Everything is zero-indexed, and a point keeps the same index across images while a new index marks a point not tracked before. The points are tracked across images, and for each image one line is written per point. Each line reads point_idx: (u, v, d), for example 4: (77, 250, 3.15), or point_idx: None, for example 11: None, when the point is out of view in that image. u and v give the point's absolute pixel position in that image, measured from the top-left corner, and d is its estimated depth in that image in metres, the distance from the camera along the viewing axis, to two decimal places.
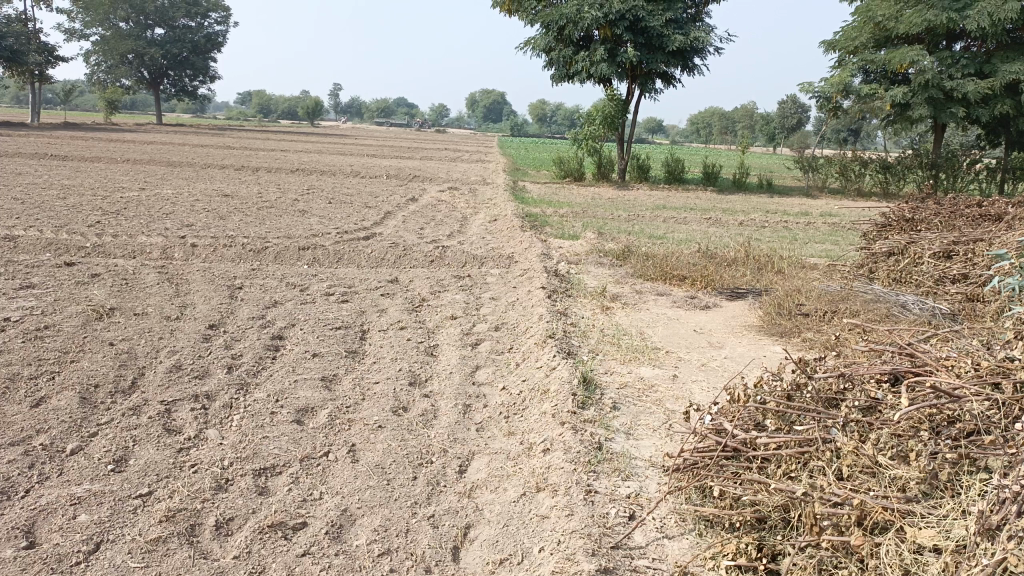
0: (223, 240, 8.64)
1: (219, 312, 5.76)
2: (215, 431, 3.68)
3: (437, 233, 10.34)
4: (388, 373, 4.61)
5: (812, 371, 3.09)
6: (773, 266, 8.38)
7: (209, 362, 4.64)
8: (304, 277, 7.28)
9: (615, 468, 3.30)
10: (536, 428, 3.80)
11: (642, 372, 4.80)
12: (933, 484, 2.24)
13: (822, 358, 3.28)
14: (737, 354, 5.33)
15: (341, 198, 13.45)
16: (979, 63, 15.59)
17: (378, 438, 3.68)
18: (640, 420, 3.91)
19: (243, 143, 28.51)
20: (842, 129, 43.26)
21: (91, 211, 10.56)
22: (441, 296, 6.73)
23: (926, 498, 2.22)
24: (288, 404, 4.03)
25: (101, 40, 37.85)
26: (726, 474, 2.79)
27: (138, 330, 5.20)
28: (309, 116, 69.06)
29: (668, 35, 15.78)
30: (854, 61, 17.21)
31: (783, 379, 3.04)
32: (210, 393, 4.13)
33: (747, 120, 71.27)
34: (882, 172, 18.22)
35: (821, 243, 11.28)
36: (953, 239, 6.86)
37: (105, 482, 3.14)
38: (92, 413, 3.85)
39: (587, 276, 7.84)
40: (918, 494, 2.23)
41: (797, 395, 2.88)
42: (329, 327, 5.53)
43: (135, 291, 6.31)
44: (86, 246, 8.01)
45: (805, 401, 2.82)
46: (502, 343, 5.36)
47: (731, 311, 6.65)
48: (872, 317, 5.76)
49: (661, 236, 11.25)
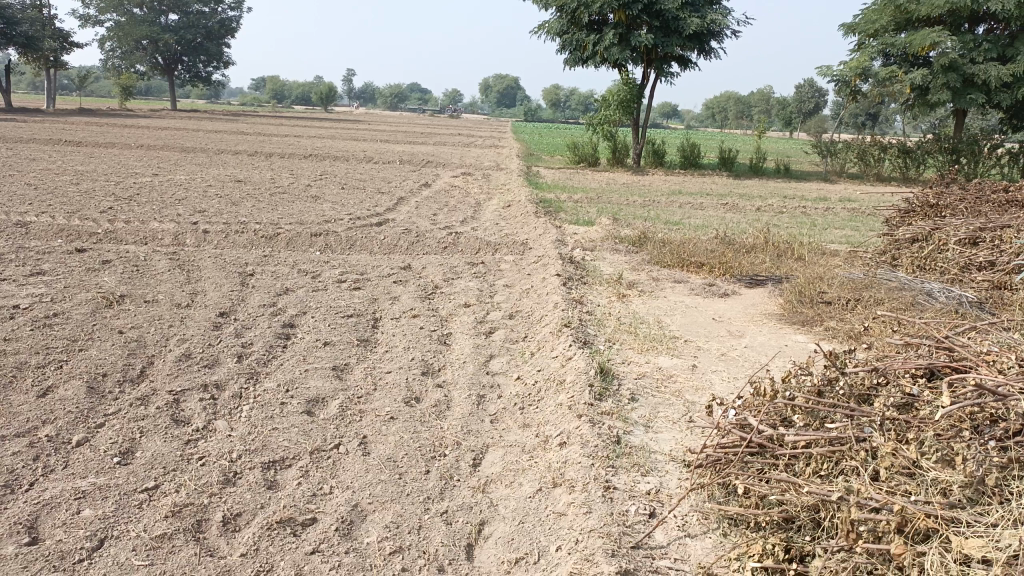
0: (235, 226, 8.57)
1: (230, 300, 5.68)
2: (223, 422, 3.60)
3: (450, 219, 10.22)
4: (399, 362, 4.52)
5: (843, 364, 2.95)
6: (793, 253, 8.21)
7: (219, 350, 4.57)
8: (316, 264, 7.19)
9: (634, 463, 3.19)
10: (552, 420, 3.69)
11: (660, 362, 4.68)
12: (980, 489, 2.11)
13: (851, 351, 3.14)
14: (758, 344, 5.19)
15: (354, 184, 13.35)
16: (1002, 46, 15.25)
17: (389, 430, 3.59)
18: (659, 412, 3.79)
19: (257, 128, 28.42)
20: (860, 114, 42.60)
21: (103, 197, 10.52)
22: (454, 283, 6.62)
23: (972, 504, 2.09)
24: (298, 394, 3.95)
25: (116, 26, 37.82)
26: (752, 472, 2.67)
27: (148, 318, 5.13)
28: (322, 102, 68.88)
29: (683, 17, 15.53)
30: (874, 44, 16.90)
31: (812, 372, 2.91)
32: (219, 383, 4.05)
33: (764, 105, 70.58)
34: (901, 157, 17.91)
35: (840, 229, 11.08)
36: (980, 226, 6.66)
37: (111, 475, 3.07)
38: (99, 403, 3.78)
39: (602, 263, 7.71)
40: (963, 499, 2.10)
41: (827, 390, 2.75)
42: (341, 314, 5.45)
43: (146, 278, 6.24)
44: (98, 233, 7.96)
45: (836, 396, 2.70)
46: (516, 332, 5.25)
47: (751, 299, 6.50)
48: (896, 306, 5.61)
49: (678, 222, 11.08)
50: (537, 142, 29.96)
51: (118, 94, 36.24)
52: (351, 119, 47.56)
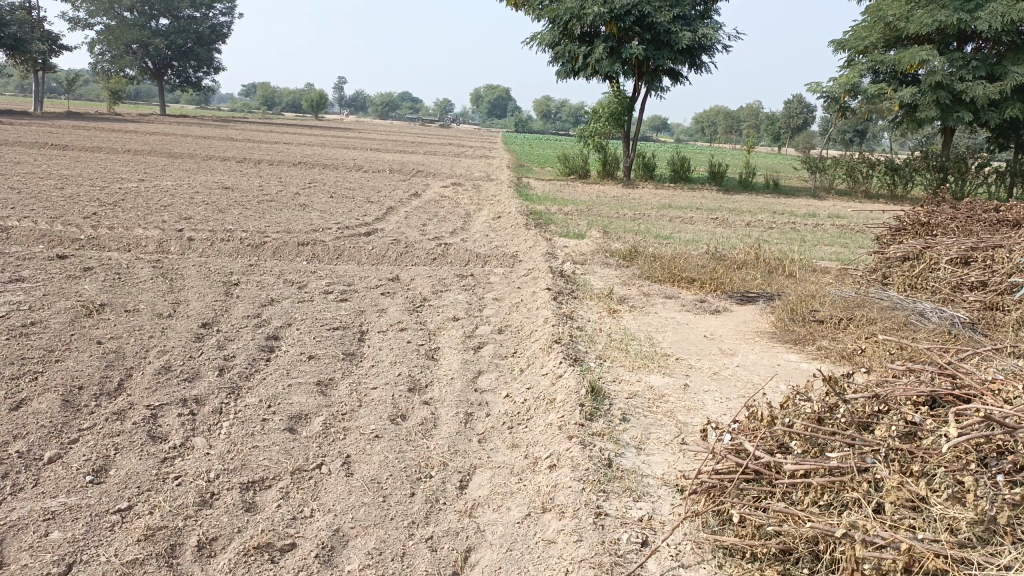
0: (221, 234, 8.44)
1: (213, 310, 5.56)
2: (202, 439, 3.48)
3: (439, 230, 10.12)
4: (386, 378, 4.42)
5: (842, 390, 2.88)
6: (784, 269, 8.17)
7: (201, 363, 4.45)
8: (302, 273, 7.07)
9: (626, 488, 3.09)
10: (542, 441, 3.60)
11: (652, 380, 4.60)
12: (991, 527, 2.04)
13: (850, 376, 3.07)
14: (750, 363, 5.12)
15: (343, 192, 13.25)
16: (991, 66, 15.33)
17: (374, 449, 3.49)
18: (651, 433, 3.71)
19: (246, 134, 28.28)
20: (848, 130, 42.86)
21: (88, 202, 10.36)
22: (443, 296, 6.52)
23: (982, 543, 2.02)
24: (281, 410, 3.84)
25: (106, 29, 37.60)
26: (748, 500, 2.58)
27: (127, 328, 5.00)
28: (312, 109, 68.71)
29: (675, 31, 15.55)
30: (864, 61, 16.99)
31: (810, 397, 2.83)
32: (199, 397, 3.94)
33: (753, 119, 71.06)
34: (889, 174, 17.99)
35: (830, 245, 11.07)
36: (971, 245, 6.61)
37: (82, 495, 2.94)
38: (74, 417, 3.65)
39: (593, 277, 7.64)
40: (972, 538, 2.03)
41: (828, 417, 2.67)
42: (326, 327, 5.34)
43: (127, 286, 6.11)
44: (81, 239, 7.82)
45: (836, 424, 2.62)
46: (505, 347, 5.16)
47: (742, 316, 6.44)
48: (888, 326, 5.55)
49: (668, 236, 11.04)
50: (527, 153, 29.94)
51: (107, 98, 35.99)
52: (341, 126, 47.47)
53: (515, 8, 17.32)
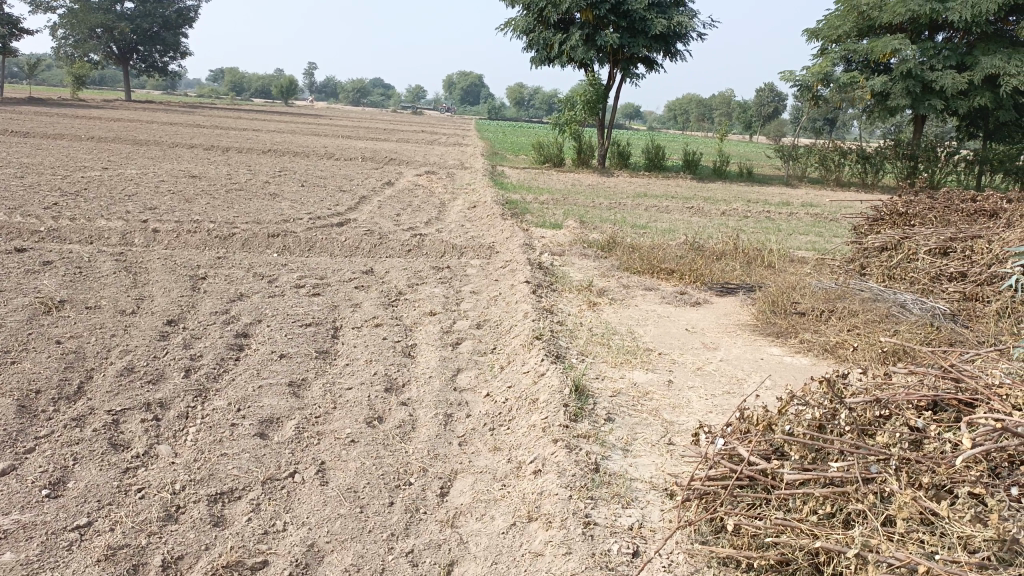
0: (188, 225, 8.18)
1: (179, 306, 5.34)
2: (167, 446, 3.31)
3: (414, 220, 9.92)
4: (361, 378, 4.24)
5: (839, 393, 2.79)
6: (763, 260, 8.11)
7: (165, 364, 4.24)
8: (273, 267, 6.86)
9: (615, 494, 2.97)
10: (525, 444, 3.47)
11: (635, 376, 4.48)
12: (1012, 548, 1.93)
13: (846, 378, 2.98)
14: (734, 357, 5.04)
15: (314, 181, 12.96)
16: (960, 55, 15.38)
17: (350, 455, 3.33)
18: (637, 434, 3.59)
19: (215, 121, 27.67)
20: (819, 118, 43.03)
21: (49, 192, 10.01)
22: (418, 289, 6.35)
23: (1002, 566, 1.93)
24: (251, 414, 3.66)
25: (68, 12, 36.49)
26: (743, 508, 2.48)
27: (89, 326, 4.78)
28: (282, 96, 67.58)
29: (650, 18, 15.42)
30: (836, 50, 17.01)
31: (809, 401, 2.73)
32: (164, 401, 3.75)
33: (724, 107, 71.36)
34: (861, 163, 18.07)
35: (805, 235, 11.05)
36: (950, 236, 6.54)
37: (37, 511, 2.75)
38: (30, 424, 3.44)
39: (571, 268, 7.52)
40: (994, 561, 1.94)
41: (829, 424, 2.57)
42: (299, 323, 5.15)
43: (89, 281, 5.86)
44: (41, 231, 7.52)
45: (840, 431, 2.52)
46: (484, 343, 5.02)
47: (723, 308, 6.36)
48: (871, 318, 5.48)
49: (645, 226, 10.95)
50: (501, 141, 29.67)
51: (70, 83, 35.05)
52: (311, 113, 46.82)
53: None
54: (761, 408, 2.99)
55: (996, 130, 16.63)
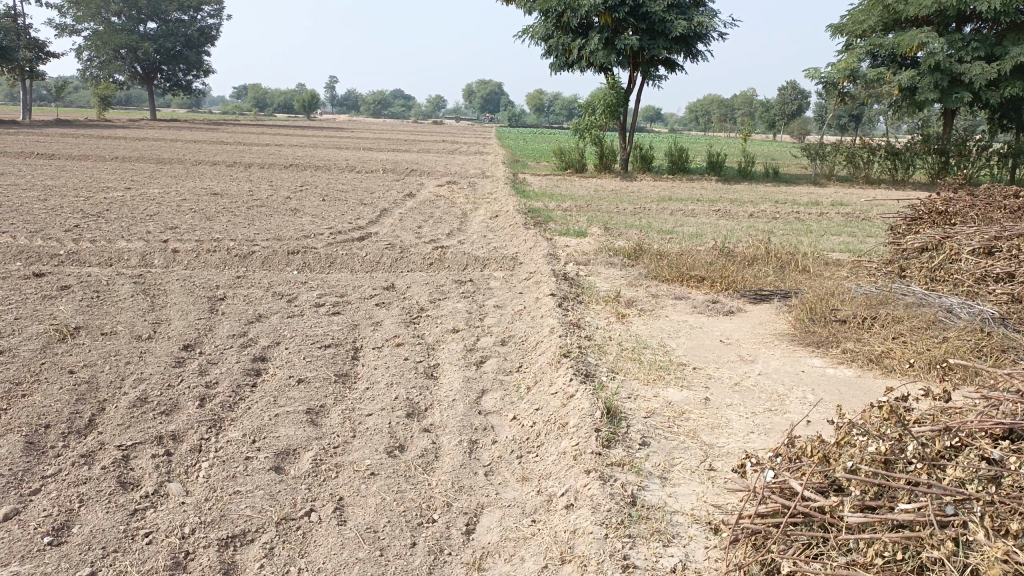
0: (208, 244, 8.09)
1: (196, 330, 5.20)
2: (177, 484, 3.15)
3: (435, 232, 9.76)
4: (381, 403, 4.05)
5: (902, 420, 2.55)
6: (797, 264, 7.82)
7: (179, 393, 4.08)
8: (292, 285, 6.72)
9: (654, 531, 2.74)
10: (555, 474, 3.26)
11: (669, 395, 4.24)
12: None
13: (906, 404, 2.73)
14: (773, 370, 4.78)
15: (335, 195, 12.85)
16: (990, 46, 14.92)
17: (369, 490, 3.14)
18: (675, 460, 3.37)
19: (238, 137, 27.81)
20: (844, 116, 42.15)
21: (71, 214, 10.00)
22: (441, 305, 6.17)
23: None
24: (266, 446, 3.48)
25: (93, 35, 36.98)
26: (798, 549, 2.23)
27: (103, 354, 4.65)
28: (304, 110, 68.12)
29: (670, 20, 15.16)
30: (861, 45, 16.62)
31: (869, 430, 2.50)
32: (176, 433, 3.59)
33: (747, 107, 70.53)
34: (890, 158, 17.43)
35: (838, 236, 10.70)
36: (995, 234, 6.17)
37: (38, 561, 2.59)
38: (37, 463, 3.30)
39: (598, 278, 7.29)
40: None
41: (895, 458, 2.33)
42: (317, 345, 4.99)
43: (106, 306, 5.75)
44: (60, 254, 7.46)
45: (907, 466, 2.29)
46: (509, 361, 4.82)
47: (758, 317, 6.09)
48: (917, 325, 5.20)
49: (671, 231, 10.69)
50: (523, 148, 29.47)
51: (96, 104, 35.46)
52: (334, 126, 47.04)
53: (505, 1, 16.91)
54: (813, 436, 2.76)
55: None
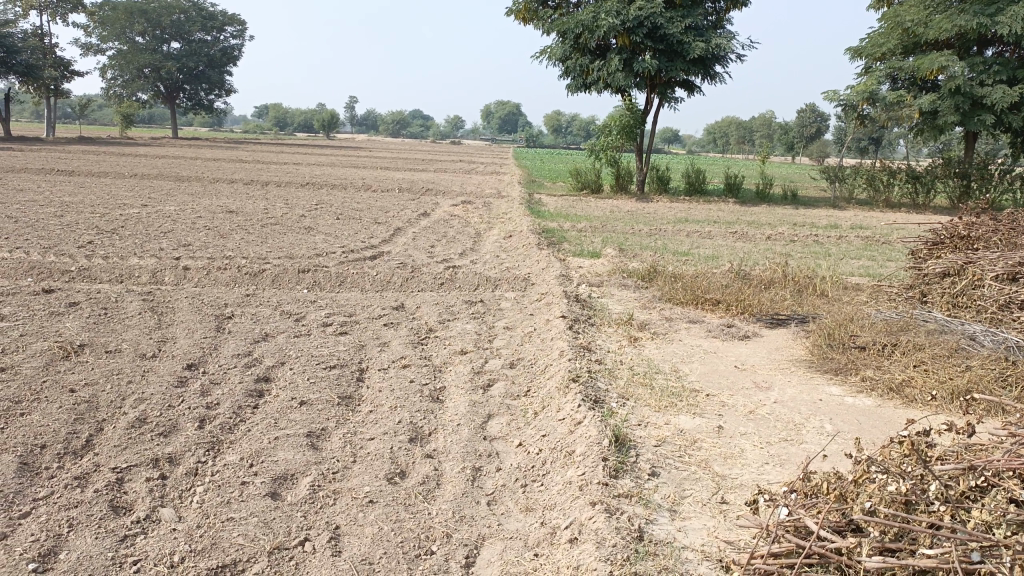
0: (219, 262, 8.05)
1: (201, 349, 5.13)
2: (170, 509, 3.06)
3: (448, 251, 9.71)
4: (384, 427, 3.95)
5: (926, 458, 2.41)
6: (815, 288, 7.68)
7: (179, 414, 4.00)
8: (301, 304, 6.66)
9: (662, 568, 2.62)
10: (560, 505, 3.14)
11: (681, 422, 4.12)
12: None
13: (929, 441, 2.58)
14: (789, 398, 4.64)
15: (350, 213, 12.85)
16: (1012, 69, 14.71)
17: (367, 518, 3.03)
18: (685, 491, 3.24)
19: (257, 156, 28.00)
20: (863, 139, 41.83)
21: (86, 230, 10.04)
22: (450, 326, 6.08)
23: None
24: (263, 470, 3.39)
25: (118, 55, 37.53)
26: None
27: (106, 372, 4.60)
28: (323, 129, 68.73)
29: (688, 42, 15.12)
30: (881, 68, 16.47)
31: (889, 467, 2.37)
32: (173, 456, 3.51)
33: (765, 129, 70.36)
34: (911, 182, 17.24)
35: (857, 260, 10.52)
36: (1019, 260, 5.99)
37: None
38: (30, 484, 3.22)
39: (610, 300, 7.18)
40: None
41: (918, 501, 2.20)
42: (322, 365, 4.90)
43: (113, 323, 5.71)
44: (72, 270, 7.46)
45: (930, 510, 2.17)
46: (517, 385, 4.71)
47: (774, 342, 5.95)
48: (939, 353, 5.06)
49: (687, 253, 10.57)
50: (540, 168, 29.52)
51: (119, 122, 35.89)
52: (352, 146, 47.39)
53: (523, 22, 16.95)
54: (829, 473, 2.64)
55: None
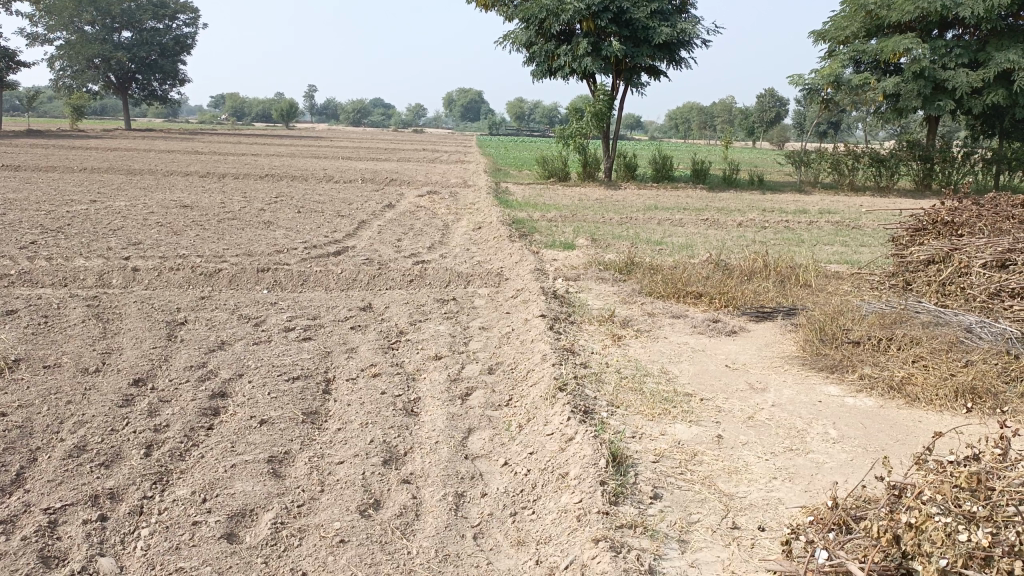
0: (172, 262, 7.54)
1: (150, 361, 4.69)
2: (111, 559, 2.67)
3: (415, 245, 9.29)
4: (354, 449, 3.57)
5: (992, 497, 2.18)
6: (797, 278, 7.43)
7: (122, 440, 3.57)
8: (260, 307, 6.20)
9: None
10: (557, 539, 2.82)
11: (677, 432, 3.81)
12: None
13: (986, 472, 2.32)
14: (787, 400, 4.36)
15: (311, 206, 12.32)
16: (973, 52, 14.69)
17: (338, 563, 2.67)
18: (694, 517, 2.92)
19: (215, 147, 27.04)
20: (824, 125, 41.89)
21: (29, 229, 9.42)
22: (421, 327, 5.70)
23: None
24: (220, 506, 3.00)
25: (66, 45, 35.98)
26: None
27: (42, 392, 4.13)
28: (281, 120, 67.14)
29: (654, 27, 14.84)
30: (844, 52, 16.21)
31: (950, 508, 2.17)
32: (116, 491, 3.10)
33: (726, 114, 70.45)
34: (875, 166, 17.08)
35: (831, 246, 10.32)
36: (1009, 246, 5.70)
37: None
38: None
39: (588, 295, 6.86)
40: None
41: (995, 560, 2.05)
42: (283, 377, 4.49)
43: (53, 333, 5.22)
44: (11, 274, 6.91)
45: (1006, 560, 2.02)
46: (497, 393, 4.36)
47: (762, 338, 5.68)
48: (937, 346, 4.78)
49: (660, 242, 10.31)
50: (506, 157, 29.10)
51: (69, 114, 34.57)
52: (312, 136, 46.22)
53: (486, 8, 16.48)
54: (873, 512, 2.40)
55: (1013, 129, 15.91)
